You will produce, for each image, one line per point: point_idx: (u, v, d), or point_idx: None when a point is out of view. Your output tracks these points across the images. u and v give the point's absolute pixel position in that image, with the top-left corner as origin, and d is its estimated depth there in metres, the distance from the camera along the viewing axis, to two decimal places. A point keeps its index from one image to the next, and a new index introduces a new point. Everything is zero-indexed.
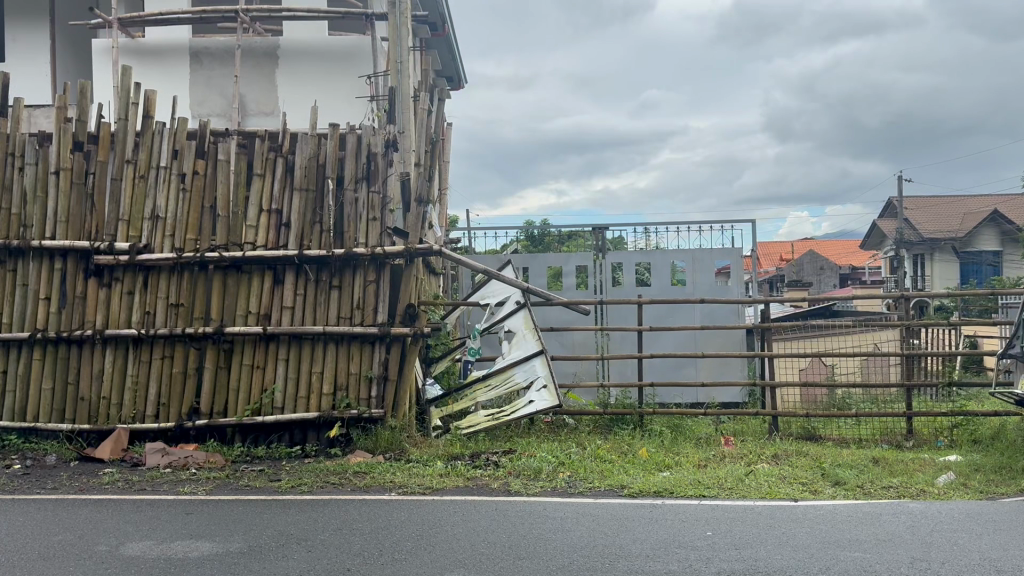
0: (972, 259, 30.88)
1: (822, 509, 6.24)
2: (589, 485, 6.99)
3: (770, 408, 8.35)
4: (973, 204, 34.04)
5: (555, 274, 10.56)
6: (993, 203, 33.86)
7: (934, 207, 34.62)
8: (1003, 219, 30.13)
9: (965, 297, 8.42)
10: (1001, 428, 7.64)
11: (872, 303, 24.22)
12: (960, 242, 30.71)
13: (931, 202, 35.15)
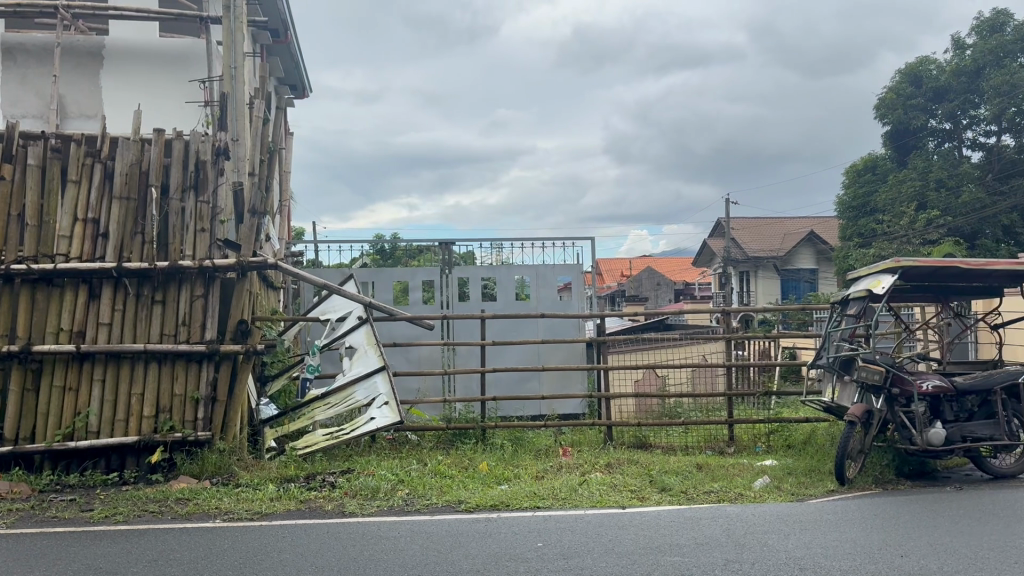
0: (792, 277, 33.23)
1: (647, 515, 6.47)
2: (427, 501, 6.94)
3: (605, 418, 8.66)
4: (793, 225, 36.85)
5: (402, 288, 10.43)
6: (808, 224, 36.89)
7: (758, 227, 37.24)
8: (818, 239, 32.86)
9: (785, 312, 8.99)
10: (812, 434, 8.20)
11: (702, 318, 25.64)
12: (781, 260, 33.10)
13: (756, 222, 37.79)
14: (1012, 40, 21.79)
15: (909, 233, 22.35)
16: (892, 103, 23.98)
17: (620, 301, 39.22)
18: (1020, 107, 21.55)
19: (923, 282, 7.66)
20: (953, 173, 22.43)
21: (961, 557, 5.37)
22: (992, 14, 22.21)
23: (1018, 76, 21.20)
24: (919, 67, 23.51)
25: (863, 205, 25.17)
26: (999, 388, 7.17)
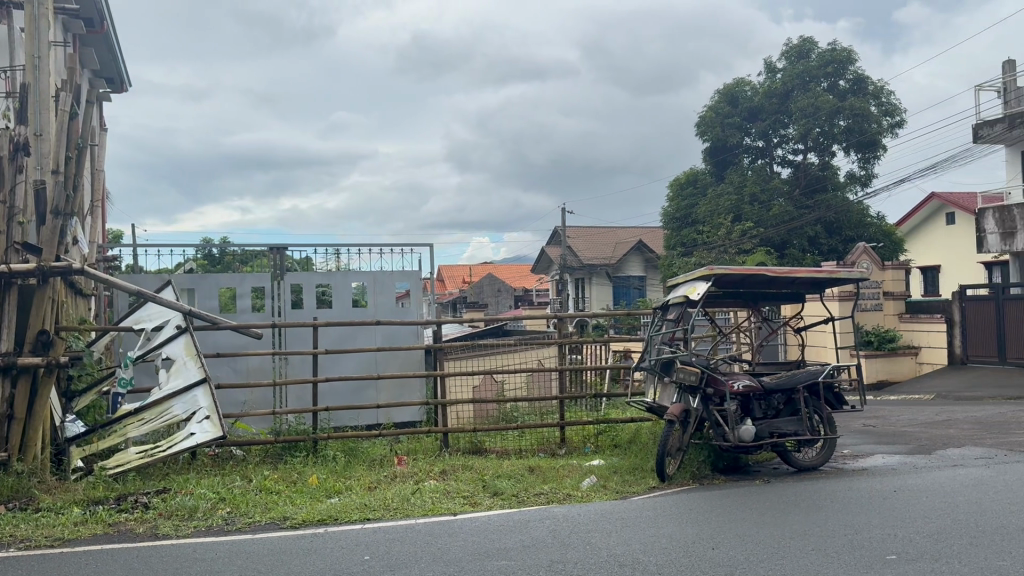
0: (624, 284, 34.73)
1: (477, 521, 6.49)
2: (249, 520, 6.63)
3: (441, 425, 8.63)
4: (624, 235, 38.53)
5: (229, 295, 9.97)
6: (637, 233, 38.84)
7: (592, 235, 38.73)
8: (646, 248, 34.67)
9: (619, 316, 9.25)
10: (637, 432, 8.54)
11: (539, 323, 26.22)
12: (612, 268, 34.65)
13: (589, 230, 39.28)
14: (816, 66, 23.85)
15: (727, 243, 24.13)
16: (710, 121, 25.60)
17: (461, 308, 39.37)
18: (822, 127, 23.65)
19: (736, 288, 8.21)
20: (765, 187, 24.48)
21: (765, 545, 5.70)
22: (798, 42, 24.24)
23: (821, 100, 23.37)
24: (736, 88, 25.33)
25: (685, 216, 26.97)
26: (801, 387, 7.55)
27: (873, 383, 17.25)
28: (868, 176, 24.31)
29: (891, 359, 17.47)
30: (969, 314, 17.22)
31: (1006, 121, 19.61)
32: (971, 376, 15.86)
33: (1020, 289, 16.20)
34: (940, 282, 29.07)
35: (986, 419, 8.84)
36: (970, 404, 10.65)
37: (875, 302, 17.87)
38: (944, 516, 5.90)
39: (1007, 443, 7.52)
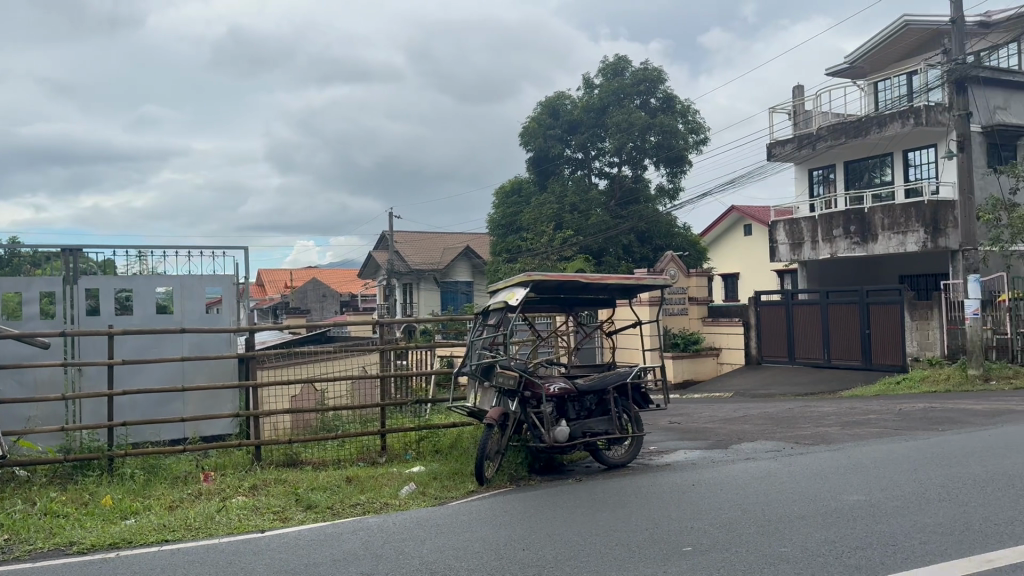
0: (450, 288, 35.30)
1: (285, 536, 6.19)
2: (29, 547, 6.04)
3: (253, 437, 8.27)
4: (451, 241, 38.79)
5: (13, 302, 9.13)
6: (465, 239, 39.27)
7: (418, 240, 38.70)
8: (473, 254, 35.15)
9: (451, 321, 9.11)
10: (459, 437, 8.54)
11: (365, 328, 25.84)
12: (439, 273, 34.86)
13: (416, 235, 39.23)
14: (630, 83, 25.09)
15: (549, 249, 24.78)
16: (534, 132, 26.32)
17: (283, 313, 37.97)
18: (636, 142, 25.16)
19: (553, 293, 8.42)
20: (583, 198, 25.23)
21: (573, 544, 5.56)
22: (614, 59, 25.41)
23: (634, 117, 24.70)
24: (557, 101, 26.25)
25: (511, 223, 27.53)
26: (611, 387, 7.87)
27: (679, 382, 18.34)
28: (676, 190, 25.94)
29: (695, 360, 18.74)
30: (762, 319, 18.74)
31: (795, 141, 21.49)
32: (764, 376, 17.29)
33: (807, 295, 17.75)
34: (740, 288, 31.45)
35: (774, 415, 9.59)
36: (757, 401, 11.53)
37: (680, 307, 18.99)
38: (733, 507, 6.12)
39: (793, 436, 8.12)
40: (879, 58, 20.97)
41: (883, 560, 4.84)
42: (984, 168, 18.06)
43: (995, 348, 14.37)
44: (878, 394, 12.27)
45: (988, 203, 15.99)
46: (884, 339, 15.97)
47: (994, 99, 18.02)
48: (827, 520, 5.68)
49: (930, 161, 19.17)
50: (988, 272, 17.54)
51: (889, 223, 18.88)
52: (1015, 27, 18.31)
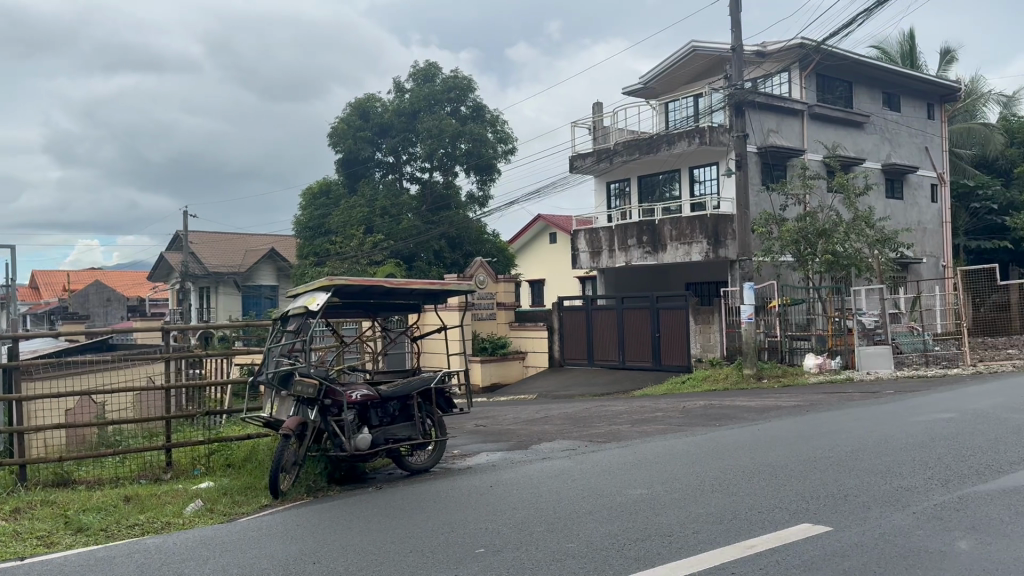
0: (253, 293, 33.96)
1: (49, 563, 5.69)
2: None
3: (17, 456, 7.58)
4: (253, 243, 37.34)
5: None
6: (269, 241, 38.02)
7: (216, 241, 36.91)
8: (278, 257, 34.09)
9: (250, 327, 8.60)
10: (253, 449, 8.23)
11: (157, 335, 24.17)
12: (241, 276, 33.44)
13: (215, 236, 37.40)
14: (440, 90, 25.44)
15: (359, 254, 24.56)
16: (343, 133, 25.73)
17: (59, 319, 34.70)
18: (446, 149, 25.58)
19: (356, 297, 8.32)
20: (394, 203, 25.43)
21: (362, 555, 5.22)
22: (424, 65, 25.78)
23: (445, 123, 25.09)
24: (366, 103, 25.83)
25: (319, 226, 27.09)
26: (415, 393, 7.90)
27: (486, 386, 18.87)
28: (485, 198, 26.55)
29: (502, 363, 19.32)
30: (565, 322, 19.62)
31: (595, 154, 22.60)
32: (563, 378, 18.24)
33: (604, 300, 18.76)
34: (545, 294, 32.56)
35: (573, 415, 10.06)
36: (555, 402, 12.02)
37: (489, 312, 19.49)
38: (530, 506, 5.90)
39: (588, 435, 8.52)
40: (670, 79, 22.56)
41: (661, 551, 4.81)
42: (759, 185, 19.98)
43: (767, 349, 15.91)
44: (664, 393, 13.22)
45: (761, 218, 17.71)
46: (672, 341, 17.19)
47: (767, 123, 19.96)
48: (614, 515, 5.57)
49: (712, 178, 20.79)
50: (761, 279, 19.37)
51: (676, 233, 20.40)
52: (785, 58, 20.38)
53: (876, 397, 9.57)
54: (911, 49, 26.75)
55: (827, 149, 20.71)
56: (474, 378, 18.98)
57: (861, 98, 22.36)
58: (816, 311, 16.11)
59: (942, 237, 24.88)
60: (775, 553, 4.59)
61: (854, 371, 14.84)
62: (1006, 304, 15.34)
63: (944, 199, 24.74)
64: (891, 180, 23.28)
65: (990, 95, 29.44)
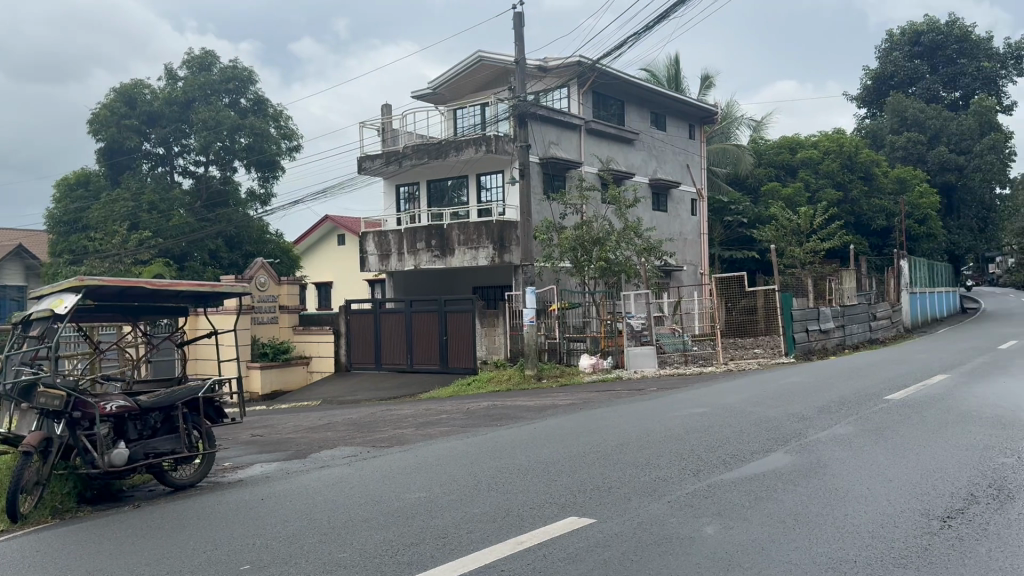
0: None
1: None
2: None
3: None
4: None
5: None
6: (17, 236, 34.13)
7: None
8: (27, 254, 30.62)
9: None
10: None
11: None
12: None
13: None
14: (217, 80, 24.68)
15: (121, 252, 22.53)
16: (104, 120, 23.77)
17: None
18: (224, 143, 24.56)
19: (112, 300, 7.69)
20: (164, 197, 24.02)
21: None
22: (199, 53, 24.75)
23: (222, 115, 24.21)
24: (133, 89, 24.07)
25: (75, 220, 24.48)
26: (180, 404, 7.43)
27: (266, 394, 18.17)
28: (267, 196, 25.93)
29: (284, 369, 18.71)
30: (352, 326, 19.42)
31: (384, 156, 22.48)
32: (352, 383, 17.97)
33: (393, 303, 18.75)
34: (331, 296, 31.98)
35: (357, 421, 9.93)
36: (338, 409, 11.79)
37: (271, 316, 19.03)
38: (302, 518, 5.61)
39: (369, 441, 8.44)
40: (456, 87, 23.10)
41: (434, 554, 4.70)
42: (541, 194, 20.83)
43: (547, 351, 16.76)
44: (448, 396, 13.45)
45: (542, 225, 18.48)
46: (459, 344, 17.57)
47: (548, 135, 20.89)
48: (386, 520, 5.40)
49: (498, 185, 21.54)
50: (541, 284, 20.24)
51: (464, 239, 20.88)
52: (564, 74, 21.46)
53: (640, 395, 10.32)
54: (676, 73, 29.22)
55: (601, 162, 22.10)
56: (253, 386, 18.20)
57: (632, 116, 24.07)
58: (592, 315, 17.28)
59: (700, 248, 27.48)
60: (543, 548, 4.72)
61: (624, 370, 15.96)
62: (753, 308, 16.75)
63: (702, 213, 27.30)
64: (657, 194, 25.26)
65: (743, 119, 32.81)
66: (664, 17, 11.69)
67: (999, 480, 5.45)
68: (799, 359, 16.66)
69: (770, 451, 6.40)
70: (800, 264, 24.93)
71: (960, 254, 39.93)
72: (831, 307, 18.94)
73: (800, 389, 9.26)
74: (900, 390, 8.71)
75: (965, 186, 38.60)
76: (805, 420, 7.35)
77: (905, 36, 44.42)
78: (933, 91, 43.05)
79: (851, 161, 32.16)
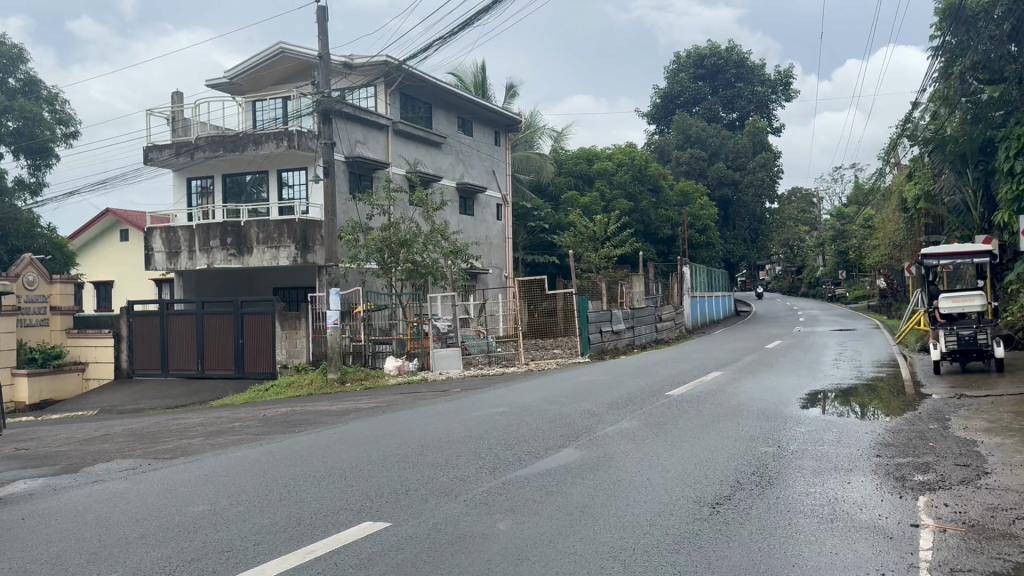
0: None
1: None
2: None
3: None
4: None
5: None
6: None
7: None
8: None
9: None
10: None
11: None
12: None
13: None
14: None
15: None
16: None
17: None
18: None
19: None
20: None
21: None
22: None
23: None
24: None
25: None
26: None
27: (34, 403, 16.67)
28: (38, 185, 23.54)
29: (56, 376, 17.31)
30: (135, 329, 18.19)
31: (174, 147, 21.16)
32: (136, 391, 16.81)
33: (181, 305, 17.94)
34: (115, 296, 29.67)
35: (139, 432, 9.28)
36: (119, 418, 10.91)
37: (41, 318, 17.55)
38: (69, 538, 5.15)
39: (152, 452, 7.91)
40: (255, 79, 22.26)
41: (216, 569, 4.46)
42: (346, 194, 20.48)
43: (352, 353, 16.71)
44: (244, 402, 12.93)
45: (347, 225, 18.35)
46: (256, 349, 17.21)
47: (355, 133, 20.62)
48: (166, 536, 5.08)
49: (302, 182, 21.05)
50: (347, 285, 19.96)
51: (263, 237, 20.11)
52: (371, 73, 21.33)
53: (442, 396, 10.45)
54: (482, 80, 29.93)
55: (408, 164, 22.14)
56: (18, 394, 16.64)
57: (439, 120, 24.38)
58: (398, 317, 17.27)
59: (504, 251, 28.30)
60: (334, 555, 4.61)
61: (428, 373, 16.00)
62: (553, 310, 17.46)
63: (506, 218, 28.10)
64: (464, 198, 25.69)
65: (544, 129, 34.12)
66: (468, 23, 11.90)
67: (761, 467, 6.05)
68: (592, 358, 17.66)
69: (562, 446, 6.71)
70: (594, 269, 26.72)
71: (735, 262, 43.91)
72: (621, 310, 20.19)
73: (592, 388, 9.74)
74: (680, 386, 9.46)
75: (740, 200, 42.55)
76: (595, 416, 7.78)
77: (690, 58, 48.25)
78: (713, 111, 47.14)
79: (641, 173, 34.54)
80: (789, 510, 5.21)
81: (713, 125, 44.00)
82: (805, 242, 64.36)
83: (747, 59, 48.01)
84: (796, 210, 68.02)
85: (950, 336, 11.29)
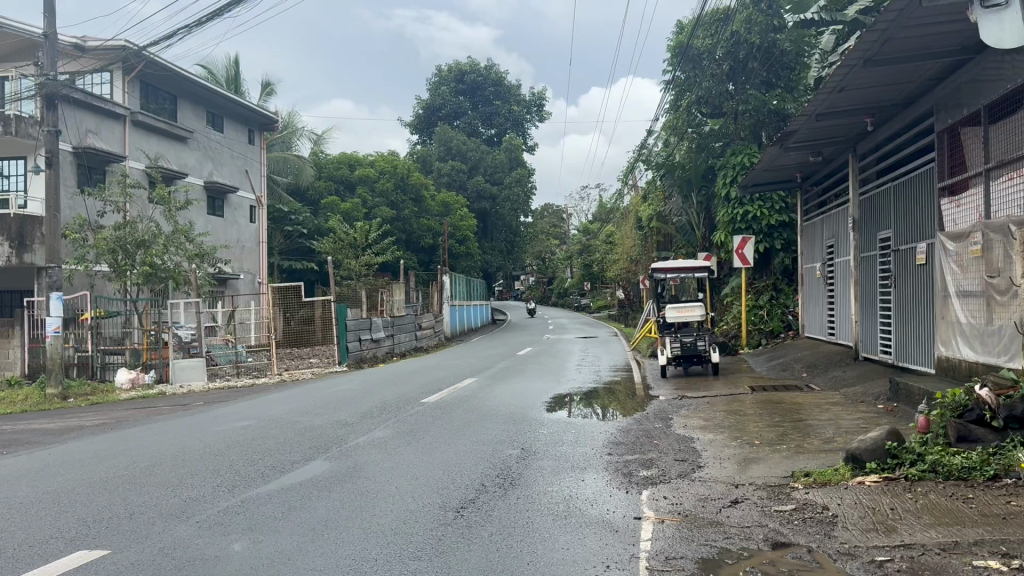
0: None
1: None
2: None
3: None
4: None
5: None
6: None
7: None
8: None
9: None
10: None
11: None
12: None
13: None
14: None
15: None
16: None
17: None
18: None
19: None
20: None
21: None
22: None
23: None
24: None
25: None
26: None
27: None
28: None
29: None
30: None
31: None
32: None
33: None
34: None
35: None
36: None
37: None
38: None
39: None
40: None
41: None
42: (73, 187, 18.74)
43: (75, 366, 15.32)
44: None
45: (74, 223, 16.66)
46: None
47: (84, 122, 19.01)
48: None
49: (19, 173, 19.05)
50: (72, 288, 18.20)
51: None
52: (105, 58, 19.72)
53: (181, 410, 9.78)
54: (236, 75, 28.75)
55: (148, 158, 20.61)
56: None
57: (186, 113, 23.02)
58: (133, 324, 15.99)
59: (258, 256, 27.22)
60: None
61: (167, 384, 15.00)
62: (312, 317, 17.25)
63: (261, 220, 27.05)
64: (212, 198, 24.45)
65: (303, 131, 33.42)
66: (215, 15, 11.34)
67: (504, 469, 6.31)
68: (350, 367, 17.50)
69: (310, 459, 6.56)
70: (355, 276, 26.54)
71: (492, 272, 45.57)
72: (382, 318, 20.30)
73: (334, 398, 9.60)
74: (433, 393, 9.63)
75: (497, 213, 44.39)
76: (346, 426, 7.70)
77: (450, 72, 49.37)
78: (472, 126, 48.63)
79: (403, 183, 34.77)
80: (526, 509, 5.48)
81: (471, 140, 45.39)
82: (554, 255, 68.36)
83: (504, 79, 50.22)
84: (548, 224, 71.93)
85: (675, 342, 12.47)
